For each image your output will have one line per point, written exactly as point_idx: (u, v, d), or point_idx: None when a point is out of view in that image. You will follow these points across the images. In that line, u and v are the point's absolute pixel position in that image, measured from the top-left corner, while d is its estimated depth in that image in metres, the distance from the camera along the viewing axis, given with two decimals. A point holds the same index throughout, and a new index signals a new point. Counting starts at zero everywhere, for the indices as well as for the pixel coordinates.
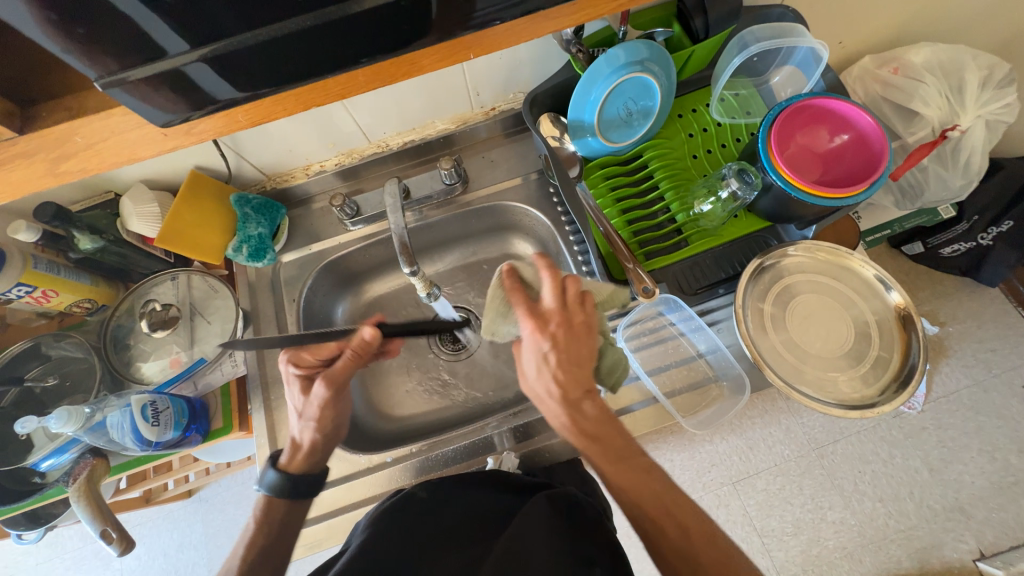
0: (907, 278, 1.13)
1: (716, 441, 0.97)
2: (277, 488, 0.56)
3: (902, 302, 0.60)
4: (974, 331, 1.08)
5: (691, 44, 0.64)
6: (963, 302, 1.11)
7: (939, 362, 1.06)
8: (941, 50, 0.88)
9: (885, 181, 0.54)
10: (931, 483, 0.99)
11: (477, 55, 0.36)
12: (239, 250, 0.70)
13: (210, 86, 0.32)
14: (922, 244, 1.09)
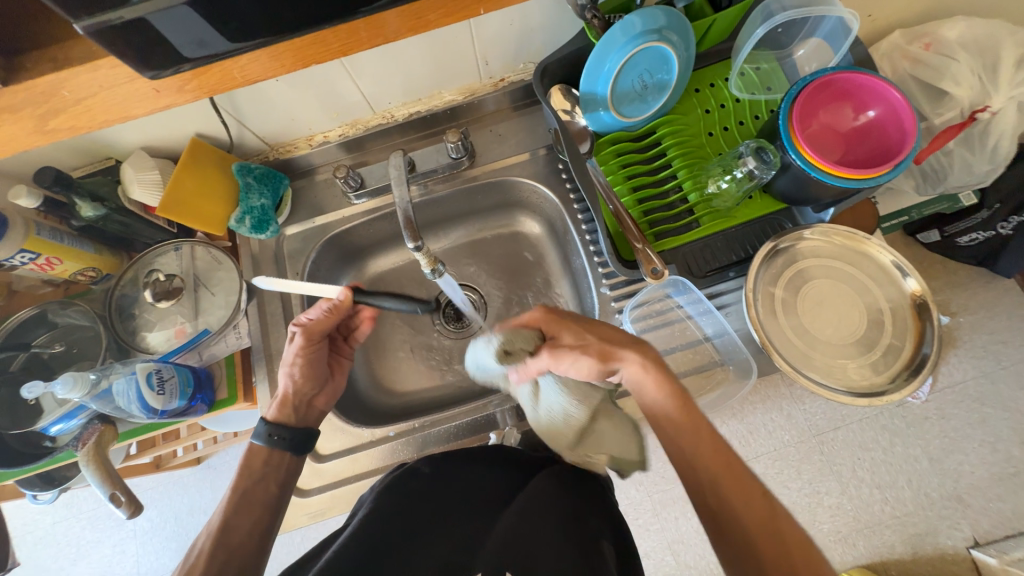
0: (921, 266, 1.10)
1: (716, 425, 0.98)
2: (263, 433, 0.58)
3: (918, 289, 0.58)
4: (985, 322, 1.06)
5: (712, 13, 0.61)
6: (977, 292, 1.08)
7: (947, 352, 1.05)
8: (976, 25, 0.83)
9: (911, 162, 0.52)
10: (930, 472, 0.99)
11: (485, 10, 0.37)
12: (242, 222, 0.69)
13: (202, 30, 0.30)
14: (939, 232, 1.06)
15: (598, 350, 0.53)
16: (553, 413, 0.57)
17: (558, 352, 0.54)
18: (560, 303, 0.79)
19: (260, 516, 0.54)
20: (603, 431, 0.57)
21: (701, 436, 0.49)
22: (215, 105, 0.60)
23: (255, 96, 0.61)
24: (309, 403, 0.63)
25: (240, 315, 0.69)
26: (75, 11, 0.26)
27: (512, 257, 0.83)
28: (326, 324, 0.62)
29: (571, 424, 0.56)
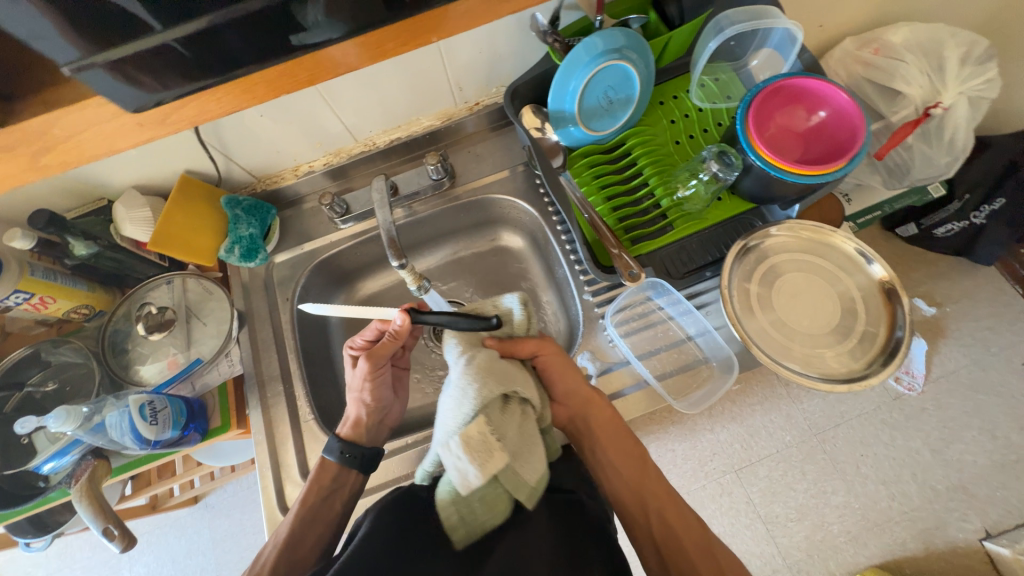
0: (900, 260, 1.13)
1: (716, 429, 0.98)
2: (336, 452, 0.61)
3: (886, 275, 0.60)
4: (969, 310, 1.09)
5: (667, 31, 0.65)
6: (958, 281, 1.11)
7: (937, 342, 1.06)
8: (920, 30, 0.89)
9: (863, 155, 0.55)
10: (933, 464, 0.99)
11: (439, 39, 0.40)
12: (231, 251, 0.70)
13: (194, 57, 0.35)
14: (917, 225, 1.09)
15: (576, 381, 0.62)
16: (483, 374, 0.50)
17: (551, 353, 0.61)
18: (547, 313, 0.81)
19: (323, 527, 0.60)
20: (516, 429, 0.49)
21: (647, 478, 0.60)
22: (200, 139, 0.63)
23: (242, 130, 0.64)
24: (381, 419, 0.66)
25: (232, 343, 0.70)
26: (84, 46, 0.32)
27: (497, 272, 0.85)
28: (388, 348, 0.61)
29: (496, 390, 0.49)
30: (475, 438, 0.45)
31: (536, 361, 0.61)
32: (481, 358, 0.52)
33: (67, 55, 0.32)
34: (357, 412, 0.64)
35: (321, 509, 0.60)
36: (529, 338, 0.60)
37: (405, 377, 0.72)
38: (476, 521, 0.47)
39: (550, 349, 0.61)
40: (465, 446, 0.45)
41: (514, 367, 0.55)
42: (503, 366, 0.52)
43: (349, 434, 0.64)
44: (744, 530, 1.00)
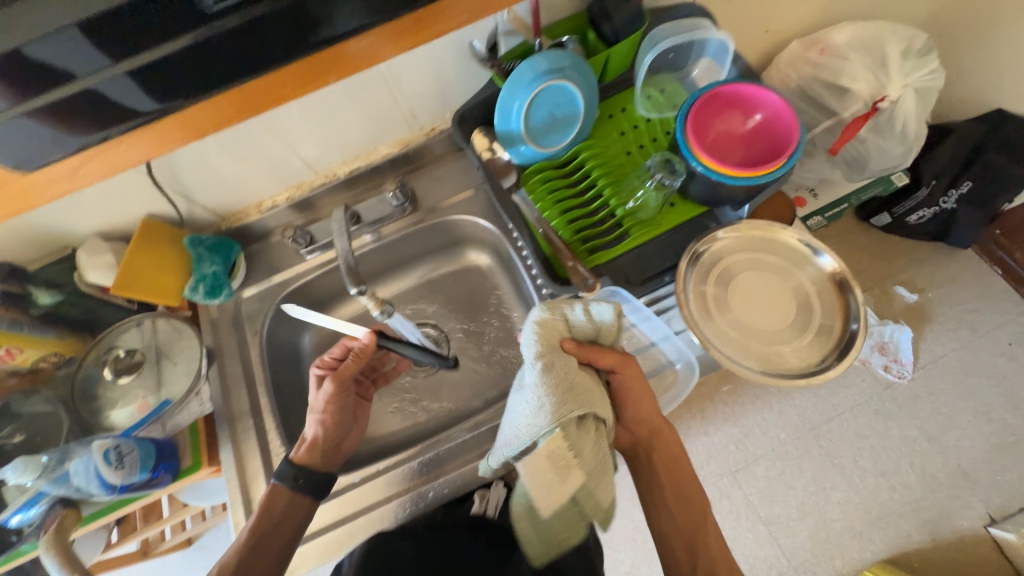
0: (880, 250, 1.17)
1: (709, 431, 1.03)
2: (288, 477, 0.60)
3: (835, 267, 0.62)
4: (952, 294, 1.12)
5: (606, 48, 0.66)
6: (942, 266, 1.15)
7: (922, 329, 1.09)
8: (861, 28, 0.91)
9: (798, 154, 0.57)
10: (931, 452, 0.99)
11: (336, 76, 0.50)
12: (196, 289, 0.70)
13: (124, 100, 0.46)
14: (890, 214, 1.13)
15: (646, 400, 0.61)
16: (571, 389, 0.50)
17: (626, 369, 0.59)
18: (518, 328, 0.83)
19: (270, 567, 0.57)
20: (593, 447, 0.50)
21: (706, 528, 0.60)
22: (154, 181, 0.64)
23: (200, 171, 0.66)
24: (335, 448, 0.66)
25: (201, 381, 0.70)
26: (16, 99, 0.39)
27: (467, 291, 0.86)
28: (353, 368, 0.64)
29: (580, 408, 0.49)
30: (555, 453, 0.47)
31: (612, 373, 0.59)
32: (563, 368, 0.52)
33: (3, 104, 0.43)
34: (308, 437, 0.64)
35: (268, 547, 0.58)
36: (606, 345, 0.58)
37: (368, 407, 0.73)
38: (549, 531, 0.50)
39: (630, 370, 0.59)
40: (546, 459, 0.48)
41: (592, 381, 0.54)
42: (581, 384, 0.51)
43: (299, 458, 0.63)
44: (747, 534, 0.99)
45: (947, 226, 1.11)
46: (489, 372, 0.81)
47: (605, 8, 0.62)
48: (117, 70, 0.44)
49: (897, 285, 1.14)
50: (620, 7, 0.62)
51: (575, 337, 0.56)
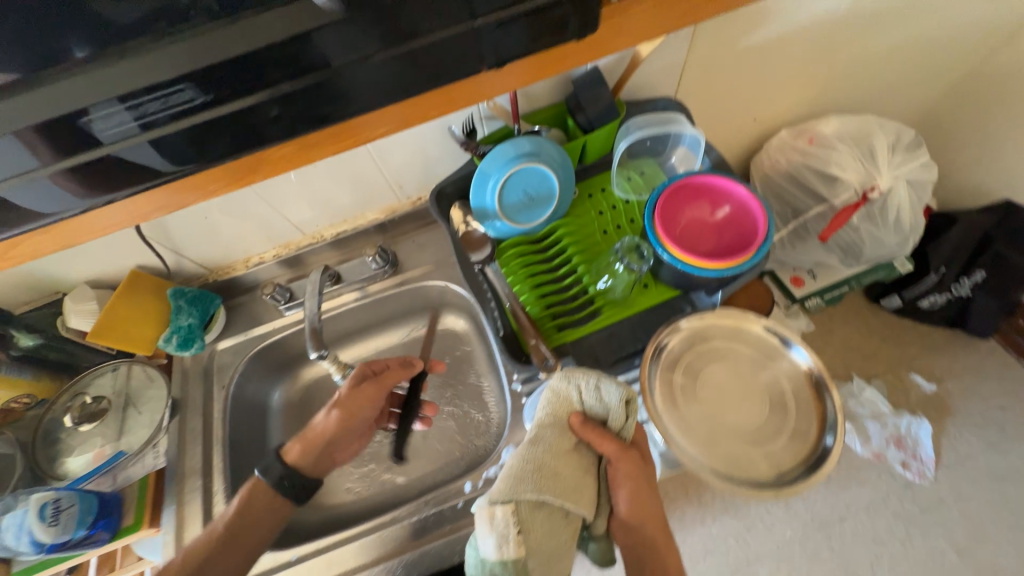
0: (894, 333, 1.13)
1: (708, 521, 0.94)
2: (274, 474, 0.60)
3: (811, 366, 0.58)
4: (974, 386, 1.07)
5: (583, 134, 0.69)
6: (961, 355, 1.10)
7: (944, 422, 1.03)
8: (848, 121, 0.92)
9: (765, 250, 0.57)
10: (962, 567, 0.90)
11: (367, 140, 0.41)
12: (169, 340, 0.72)
13: (148, 162, 0.39)
14: (900, 297, 1.09)
15: (647, 506, 0.55)
16: (544, 470, 0.52)
17: (621, 462, 0.54)
18: (487, 398, 0.80)
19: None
20: (545, 532, 0.50)
21: None
22: (142, 237, 0.68)
23: (190, 228, 0.70)
24: (330, 451, 0.63)
25: (161, 433, 0.70)
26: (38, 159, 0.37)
27: (441, 355, 0.85)
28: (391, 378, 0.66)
29: (536, 490, 0.50)
30: (503, 520, 0.49)
31: (607, 461, 0.56)
32: (546, 448, 0.54)
33: (27, 163, 0.37)
34: (311, 434, 0.63)
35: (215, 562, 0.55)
36: (614, 437, 0.55)
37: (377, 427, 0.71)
38: None
39: (630, 467, 0.54)
40: (488, 521, 0.49)
41: (576, 467, 0.54)
42: (558, 467, 0.53)
43: (292, 451, 0.62)
44: None
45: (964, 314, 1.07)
46: (453, 444, 0.78)
47: (579, 100, 0.66)
48: (142, 137, 0.38)
49: (913, 372, 1.09)
50: (591, 101, 0.65)
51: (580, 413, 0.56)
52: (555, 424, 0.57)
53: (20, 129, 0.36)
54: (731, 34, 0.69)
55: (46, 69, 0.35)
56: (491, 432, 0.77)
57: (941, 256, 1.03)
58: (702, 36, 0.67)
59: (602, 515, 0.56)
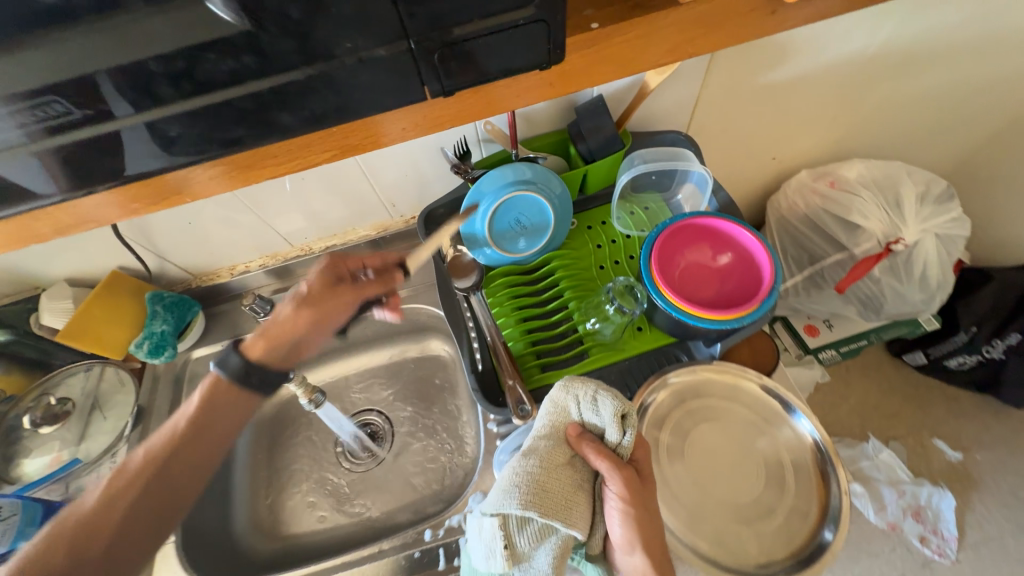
0: (916, 394, 1.05)
1: None
2: (234, 368, 0.51)
3: (816, 438, 0.52)
4: (1004, 460, 0.98)
5: (584, 164, 0.66)
6: (989, 425, 1.02)
7: (968, 497, 0.95)
8: (874, 166, 0.87)
9: (769, 305, 0.53)
10: None
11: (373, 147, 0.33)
12: (140, 346, 0.70)
13: (127, 158, 0.29)
14: (924, 354, 1.02)
15: (647, 537, 0.45)
16: (531, 487, 0.44)
17: (619, 480, 0.45)
18: (464, 431, 0.75)
19: (162, 511, 0.48)
20: (537, 551, 0.45)
21: None
22: (119, 237, 0.65)
23: (172, 233, 0.68)
24: (302, 347, 0.53)
25: (121, 442, 0.68)
26: None
27: (421, 381, 0.81)
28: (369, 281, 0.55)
29: (522, 509, 0.43)
30: (489, 531, 0.44)
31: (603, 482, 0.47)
32: (536, 462, 0.46)
33: (12, 138, 0.26)
34: (280, 326, 0.52)
35: (177, 474, 0.49)
36: (611, 456, 0.46)
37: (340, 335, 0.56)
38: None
39: (630, 489, 0.45)
40: (479, 530, 0.46)
41: (571, 485, 0.45)
42: (548, 480, 0.44)
43: (251, 342, 0.52)
44: None
45: (994, 380, 0.99)
46: (424, 479, 0.73)
47: (581, 129, 0.62)
48: (143, 120, 0.27)
49: (936, 438, 1.01)
50: (593, 130, 0.61)
51: (580, 424, 0.48)
52: (548, 436, 0.48)
53: (5, 95, 0.24)
54: (746, 71, 0.65)
55: (23, 35, 0.22)
56: (464, 469, 0.73)
57: (972, 313, 0.95)
58: (716, 70, 0.64)
59: (598, 535, 0.48)
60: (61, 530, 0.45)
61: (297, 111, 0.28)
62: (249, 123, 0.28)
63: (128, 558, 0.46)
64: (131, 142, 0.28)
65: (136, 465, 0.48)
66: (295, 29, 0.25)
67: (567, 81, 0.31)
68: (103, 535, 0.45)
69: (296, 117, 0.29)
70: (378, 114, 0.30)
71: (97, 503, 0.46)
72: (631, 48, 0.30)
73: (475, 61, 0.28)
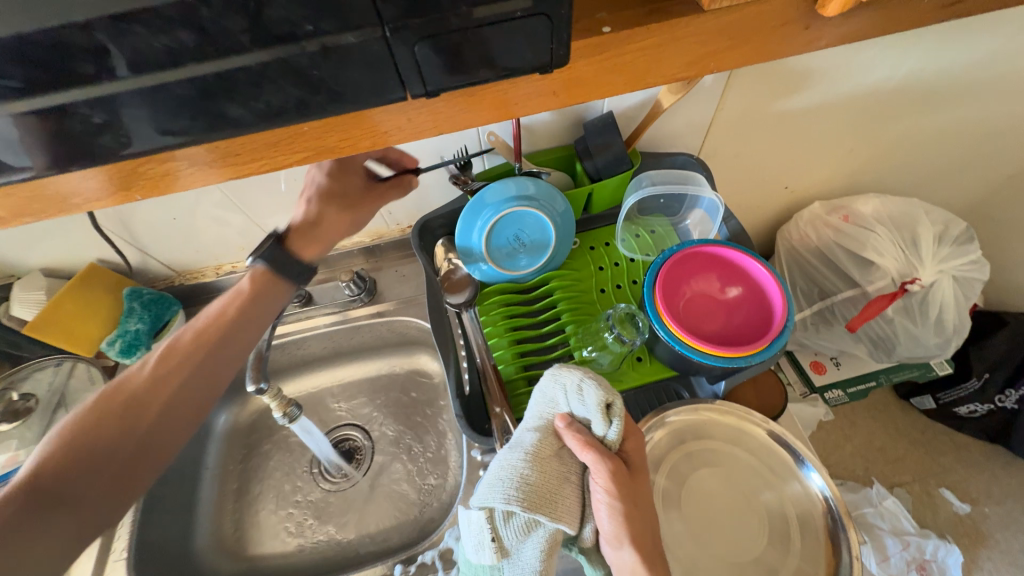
0: (925, 440, 1.00)
1: None
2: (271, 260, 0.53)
3: (826, 493, 0.48)
4: (1016, 516, 0.93)
5: (590, 183, 0.63)
6: (1002, 478, 0.96)
7: (976, 553, 0.90)
8: (891, 202, 0.83)
9: (779, 345, 0.49)
10: None
11: (366, 143, 0.29)
12: (111, 344, 0.66)
13: (60, 145, 0.24)
14: (934, 399, 0.97)
15: (636, 530, 0.41)
16: (515, 480, 0.40)
17: (608, 474, 0.40)
18: (447, 454, 0.71)
19: (204, 394, 0.49)
20: (525, 543, 0.41)
21: None
22: (97, 228, 0.63)
23: (155, 228, 0.65)
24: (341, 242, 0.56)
25: None
26: None
27: (407, 398, 0.77)
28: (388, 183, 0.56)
29: (506, 502, 0.39)
30: (478, 519, 0.42)
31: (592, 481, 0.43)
32: (520, 457, 0.42)
33: None
34: (321, 220, 0.54)
35: (224, 354, 0.50)
36: (599, 448, 0.41)
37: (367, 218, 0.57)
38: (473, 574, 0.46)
39: (620, 483, 0.41)
40: (469, 526, 0.43)
41: (559, 482, 0.41)
42: (532, 471, 0.40)
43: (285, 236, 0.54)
44: None
45: (1006, 430, 0.94)
46: (403, 502, 0.69)
47: (588, 146, 0.60)
48: (91, 93, 0.22)
49: (945, 489, 0.95)
50: (601, 148, 0.59)
51: (569, 413, 0.44)
52: (538, 429, 0.44)
53: None
54: (762, 96, 0.62)
55: None
56: (444, 495, 0.68)
57: (984, 360, 0.91)
58: (732, 93, 0.61)
59: (588, 533, 0.43)
60: (113, 398, 0.46)
61: (248, 102, 0.24)
62: (191, 112, 0.24)
63: (170, 429, 0.47)
64: (36, 128, 0.23)
65: (188, 342, 0.49)
66: (243, 4, 0.20)
67: (572, 89, 0.28)
68: (149, 410, 0.46)
69: (247, 110, 0.24)
70: (350, 110, 0.26)
71: (141, 380, 0.47)
72: (646, 56, 0.27)
73: (472, 59, 0.24)
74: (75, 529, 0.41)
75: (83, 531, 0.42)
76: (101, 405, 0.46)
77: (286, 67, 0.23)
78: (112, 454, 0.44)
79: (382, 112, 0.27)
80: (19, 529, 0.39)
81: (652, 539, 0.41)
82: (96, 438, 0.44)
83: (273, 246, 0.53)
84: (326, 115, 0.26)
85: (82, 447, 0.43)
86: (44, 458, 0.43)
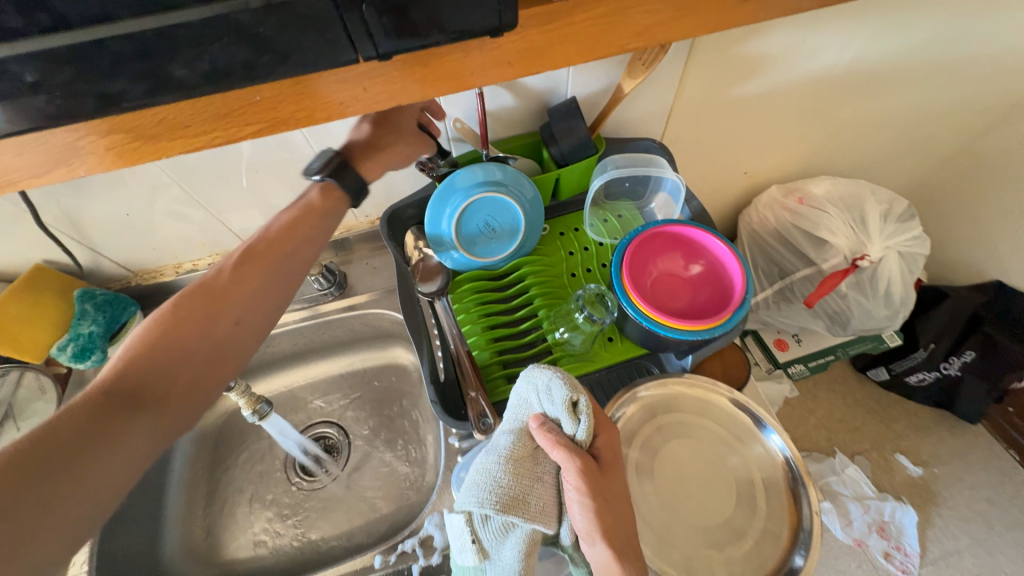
0: (880, 409, 1.06)
1: None
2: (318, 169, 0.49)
3: (788, 457, 0.50)
4: (962, 474, 1.00)
5: (556, 168, 0.64)
6: (948, 439, 1.03)
7: (929, 511, 0.96)
8: (840, 184, 0.88)
9: (739, 316, 0.51)
10: None
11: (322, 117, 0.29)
12: (63, 349, 0.62)
13: None
14: (887, 369, 1.03)
15: (608, 525, 0.41)
16: (488, 484, 0.41)
17: (575, 472, 0.41)
18: (425, 447, 0.71)
19: (273, 308, 0.48)
20: (505, 546, 0.42)
21: None
22: (43, 227, 0.59)
23: (107, 225, 0.62)
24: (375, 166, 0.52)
25: None
26: None
27: (382, 392, 0.76)
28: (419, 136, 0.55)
29: (478, 505, 0.40)
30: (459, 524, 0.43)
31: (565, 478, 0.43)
32: (494, 462, 0.42)
33: None
34: (382, 144, 0.51)
35: (285, 268, 0.48)
36: (569, 447, 0.42)
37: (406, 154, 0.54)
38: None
39: (590, 480, 0.41)
40: (453, 530, 0.44)
41: (530, 483, 0.42)
42: (503, 475, 0.41)
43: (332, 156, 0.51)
44: None
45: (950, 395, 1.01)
46: (382, 497, 0.68)
47: (553, 131, 0.60)
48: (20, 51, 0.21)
49: (899, 453, 1.01)
50: (564, 133, 0.59)
51: (541, 413, 0.44)
52: (514, 432, 0.45)
53: None
54: (717, 81, 0.65)
55: None
56: (423, 488, 0.68)
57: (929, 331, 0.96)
58: (690, 78, 0.63)
59: (567, 534, 0.43)
60: (192, 299, 0.45)
61: (190, 62, 0.23)
62: (132, 73, 0.23)
63: (236, 349, 0.45)
64: None
65: (258, 249, 0.47)
66: None
67: (525, 59, 0.29)
68: (230, 310, 0.45)
69: (190, 71, 0.24)
70: (298, 72, 0.26)
71: (223, 279, 0.46)
72: (597, 25, 0.28)
73: (421, 19, 0.24)
74: (159, 431, 0.41)
75: (168, 432, 0.42)
76: (177, 309, 0.44)
77: (226, 23, 0.22)
78: (195, 355, 0.43)
79: (334, 81, 0.27)
80: (106, 429, 0.38)
81: (625, 531, 0.42)
82: (176, 340, 0.43)
83: (327, 166, 0.49)
84: (277, 77, 0.26)
85: (159, 355, 0.42)
86: (127, 362, 0.42)
